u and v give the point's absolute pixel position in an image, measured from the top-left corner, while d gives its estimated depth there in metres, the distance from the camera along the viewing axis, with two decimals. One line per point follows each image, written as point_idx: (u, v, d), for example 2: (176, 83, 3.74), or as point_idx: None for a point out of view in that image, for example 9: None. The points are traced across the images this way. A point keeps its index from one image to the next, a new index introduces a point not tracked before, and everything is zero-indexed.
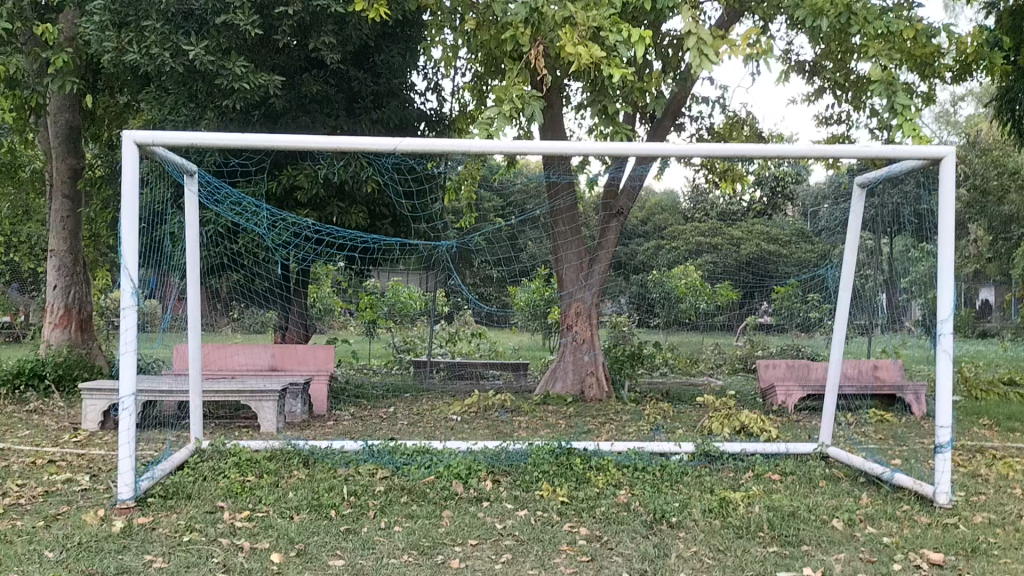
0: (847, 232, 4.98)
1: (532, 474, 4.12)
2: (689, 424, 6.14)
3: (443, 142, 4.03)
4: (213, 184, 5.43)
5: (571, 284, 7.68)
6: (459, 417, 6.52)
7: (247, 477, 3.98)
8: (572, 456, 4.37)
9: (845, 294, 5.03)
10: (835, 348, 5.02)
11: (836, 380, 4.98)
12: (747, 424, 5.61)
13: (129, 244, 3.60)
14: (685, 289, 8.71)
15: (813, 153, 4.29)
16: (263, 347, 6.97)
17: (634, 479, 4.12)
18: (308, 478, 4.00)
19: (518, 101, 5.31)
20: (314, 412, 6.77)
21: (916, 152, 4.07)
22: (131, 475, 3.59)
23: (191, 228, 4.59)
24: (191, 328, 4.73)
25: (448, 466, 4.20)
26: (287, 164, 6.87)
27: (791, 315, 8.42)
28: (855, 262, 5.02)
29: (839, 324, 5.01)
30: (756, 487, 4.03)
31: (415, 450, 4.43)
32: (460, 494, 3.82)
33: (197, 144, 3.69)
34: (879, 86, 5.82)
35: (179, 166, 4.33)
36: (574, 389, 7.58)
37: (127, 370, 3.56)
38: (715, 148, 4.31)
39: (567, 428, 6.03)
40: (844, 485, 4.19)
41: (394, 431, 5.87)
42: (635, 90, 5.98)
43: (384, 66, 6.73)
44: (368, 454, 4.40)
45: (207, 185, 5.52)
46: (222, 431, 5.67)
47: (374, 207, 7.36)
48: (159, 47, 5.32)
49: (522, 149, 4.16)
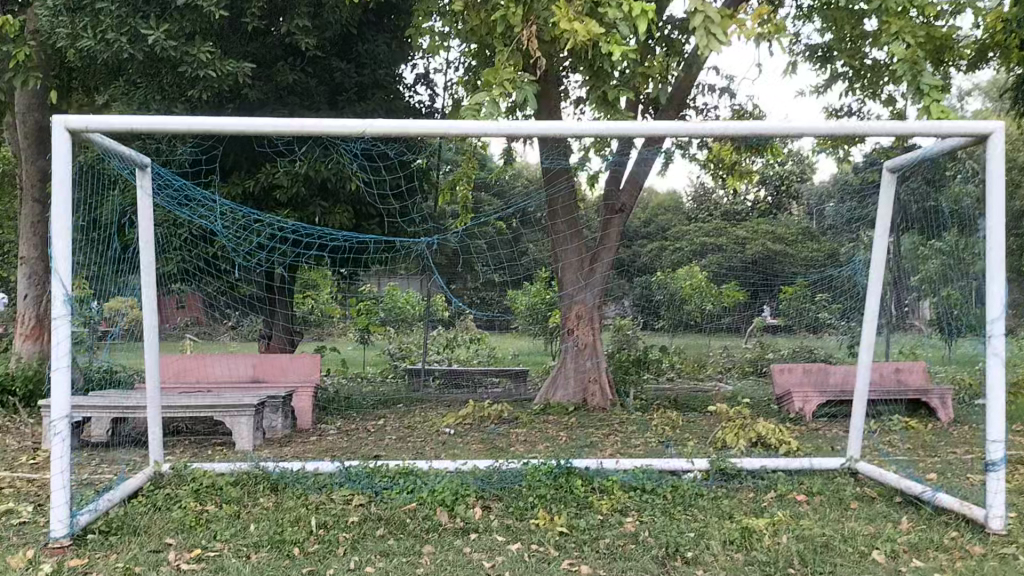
0: (878, 219, 4.49)
1: (528, 498, 3.65)
2: (701, 436, 5.68)
3: (417, 121, 3.53)
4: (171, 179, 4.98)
5: (571, 284, 7.18)
6: (452, 430, 6.06)
7: (206, 508, 3.53)
8: (574, 477, 3.91)
9: (877, 289, 4.55)
10: (864, 347, 4.54)
11: (866, 385, 4.50)
12: (764, 435, 5.17)
13: (62, 246, 3.14)
14: (690, 290, 8.00)
15: (840, 130, 3.78)
16: (242, 357, 6.53)
17: (643, 503, 3.66)
18: (274, 507, 3.55)
19: (510, 85, 4.87)
20: (298, 426, 6.32)
21: (956, 128, 3.60)
22: (66, 510, 3.12)
23: (144, 228, 4.13)
24: (148, 339, 4.24)
25: (432, 492, 3.71)
26: (264, 161, 6.41)
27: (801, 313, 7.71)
28: (886, 254, 4.52)
29: (868, 322, 4.54)
30: (781, 512, 3.56)
31: (397, 473, 3.97)
32: (445, 525, 3.36)
33: (129, 128, 3.22)
34: (903, 67, 5.31)
35: (126, 158, 3.87)
36: (576, 397, 7.12)
37: (58, 390, 3.09)
38: (733, 126, 3.77)
39: (567, 442, 5.56)
40: (879, 506, 3.72)
41: (380, 447, 5.40)
42: (639, 75, 5.52)
43: (368, 57, 6.30)
44: (345, 478, 3.94)
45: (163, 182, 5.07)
46: (193, 451, 5.23)
47: (361, 207, 6.90)
48: (115, 32, 4.91)
49: (508, 130, 3.66)
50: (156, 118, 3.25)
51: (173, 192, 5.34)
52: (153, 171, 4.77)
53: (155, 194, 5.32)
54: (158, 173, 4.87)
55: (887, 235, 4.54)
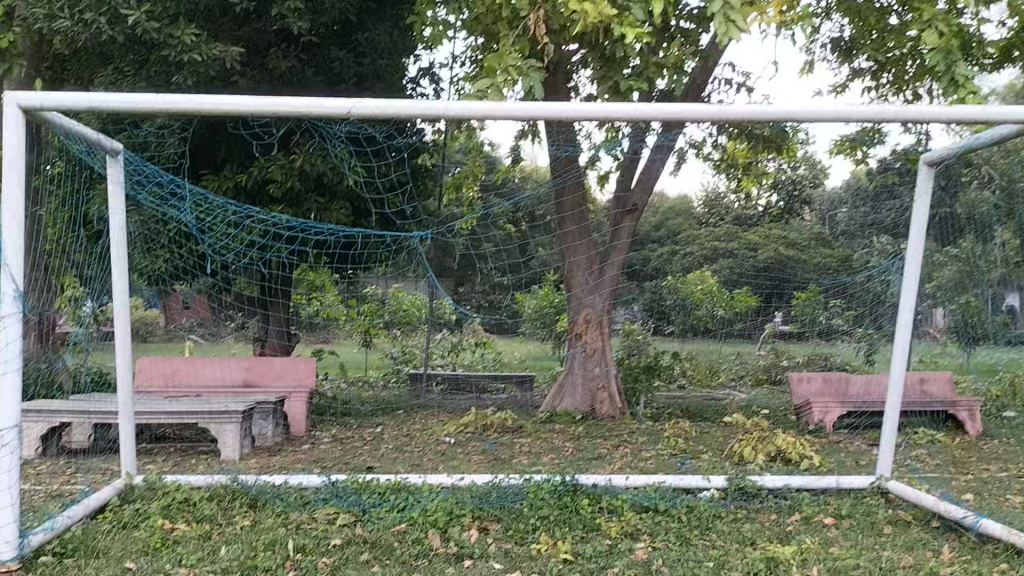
0: (912, 215, 4.12)
1: (528, 520, 3.32)
2: (716, 449, 5.35)
3: (408, 102, 3.31)
4: (144, 167, 4.65)
5: (580, 289, 6.84)
6: (452, 439, 5.75)
7: (175, 526, 3.23)
8: (580, 496, 3.58)
9: (911, 295, 4.17)
10: (897, 360, 4.17)
11: (897, 398, 4.15)
12: (784, 449, 4.85)
13: (12, 237, 2.91)
14: (700, 296, 7.61)
15: (868, 115, 3.54)
16: (234, 360, 6.23)
17: (656, 525, 3.34)
18: (248, 528, 3.23)
19: (515, 71, 4.52)
20: (291, 433, 6.02)
21: (976, 114, 3.48)
22: (13, 530, 2.83)
23: (114, 218, 3.84)
24: (119, 343, 3.91)
25: (423, 511, 3.37)
26: (258, 153, 6.11)
27: (814, 321, 7.18)
28: (922, 257, 4.14)
29: (901, 332, 4.16)
30: (810, 539, 3.23)
31: (389, 489, 3.66)
32: (436, 550, 3.03)
33: (85, 106, 3.07)
34: (936, 58, 4.89)
35: (95, 144, 3.64)
36: (584, 406, 6.82)
37: (5, 395, 2.86)
38: (753, 110, 3.50)
39: (574, 453, 5.24)
40: (916, 532, 3.38)
41: (375, 457, 5.10)
42: (653, 65, 5.21)
43: (369, 46, 6.00)
44: (331, 492, 3.63)
45: (138, 172, 4.82)
46: (176, 460, 4.93)
47: (359, 204, 6.58)
48: (93, 11, 4.63)
49: (511, 113, 3.41)
50: (118, 96, 3.13)
51: (151, 186, 5.09)
52: (126, 159, 4.51)
53: (132, 185, 5.00)
54: (131, 161, 4.55)
55: (921, 234, 4.16)
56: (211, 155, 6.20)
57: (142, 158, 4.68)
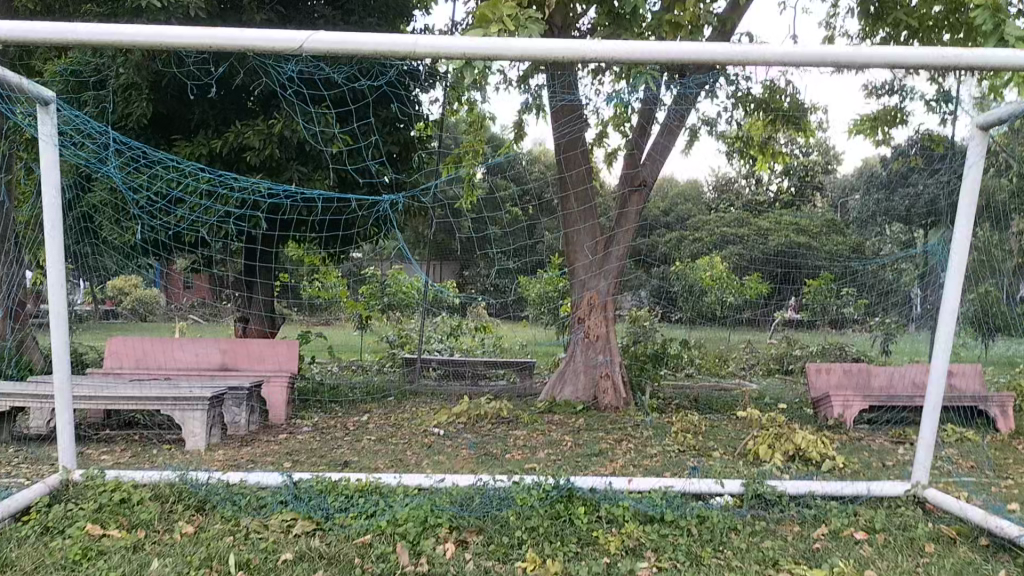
0: (963, 195, 3.52)
1: (513, 532, 2.87)
2: (730, 446, 4.90)
3: (371, 36, 2.87)
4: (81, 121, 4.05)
5: (584, 270, 6.33)
6: (442, 430, 5.30)
7: (105, 533, 2.81)
8: (575, 504, 3.13)
9: (958, 281, 3.54)
10: (939, 349, 3.61)
11: (938, 391, 3.60)
12: (804, 448, 4.42)
13: None
14: (711, 280, 7.14)
15: (902, 58, 3.09)
16: (211, 340, 5.78)
17: (661, 540, 2.89)
18: (187, 539, 2.79)
19: (511, 22, 4.01)
20: (270, 421, 5.57)
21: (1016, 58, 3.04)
22: None
23: (47, 175, 3.36)
24: (56, 318, 3.43)
25: (394, 519, 2.93)
26: (236, 119, 5.65)
27: (824, 309, 6.92)
28: (970, 244, 3.53)
29: (944, 323, 3.56)
30: (841, 560, 2.77)
31: (359, 491, 3.22)
32: (404, 569, 2.59)
33: (5, 35, 2.78)
34: (983, 15, 4.18)
35: (18, 88, 3.16)
36: (586, 395, 6.38)
37: None
38: (774, 52, 3.06)
39: (574, 448, 4.79)
40: (965, 553, 2.91)
41: (355, 449, 4.66)
42: (666, 24, 4.70)
43: (358, 2, 5.58)
44: (291, 493, 3.20)
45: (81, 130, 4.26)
46: (137, 451, 4.50)
47: (344, 175, 6.09)
48: None
49: (501, 49, 2.98)
50: (42, 25, 2.79)
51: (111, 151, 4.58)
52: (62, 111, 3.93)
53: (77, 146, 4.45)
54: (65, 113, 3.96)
55: (969, 221, 3.54)
56: (185, 121, 5.75)
57: (81, 111, 4.09)
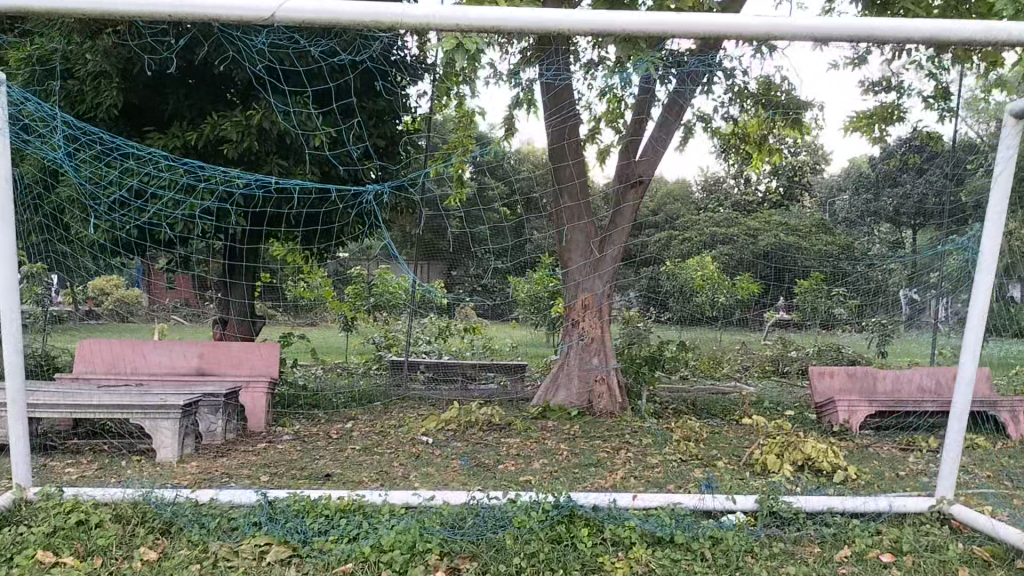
0: (998, 185, 3.23)
1: (511, 560, 2.60)
2: (734, 455, 4.65)
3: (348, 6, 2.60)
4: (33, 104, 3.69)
5: (578, 270, 5.99)
6: (430, 439, 5.03)
7: (57, 562, 2.52)
8: (577, 525, 2.87)
9: (989, 278, 3.26)
10: (966, 353, 3.32)
11: (965, 401, 3.32)
12: (814, 457, 4.16)
13: None
14: (702, 283, 6.97)
15: (933, 31, 2.82)
16: (186, 344, 5.48)
17: (673, 566, 2.63)
18: (148, 569, 2.51)
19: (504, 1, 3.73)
20: (248, 428, 5.27)
21: None
22: None
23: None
24: (8, 321, 3.14)
25: (378, 545, 2.66)
26: (213, 110, 5.37)
27: (814, 312, 6.48)
28: (1000, 237, 3.26)
29: (974, 326, 3.28)
30: None
31: (340, 510, 2.94)
32: None
33: None
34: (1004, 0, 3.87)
35: None
36: (580, 400, 6.08)
37: None
38: (792, 27, 2.80)
39: (570, 457, 4.53)
40: None
41: (337, 460, 4.39)
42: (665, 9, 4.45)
43: None
44: (266, 513, 2.92)
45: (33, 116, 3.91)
46: (105, 463, 4.21)
47: (327, 169, 5.81)
48: None
49: (490, 21, 2.72)
50: None
51: (71, 140, 4.22)
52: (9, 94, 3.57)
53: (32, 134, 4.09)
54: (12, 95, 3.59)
55: (1001, 213, 3.27)
56: (159, 112, 5.46)
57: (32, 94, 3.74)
